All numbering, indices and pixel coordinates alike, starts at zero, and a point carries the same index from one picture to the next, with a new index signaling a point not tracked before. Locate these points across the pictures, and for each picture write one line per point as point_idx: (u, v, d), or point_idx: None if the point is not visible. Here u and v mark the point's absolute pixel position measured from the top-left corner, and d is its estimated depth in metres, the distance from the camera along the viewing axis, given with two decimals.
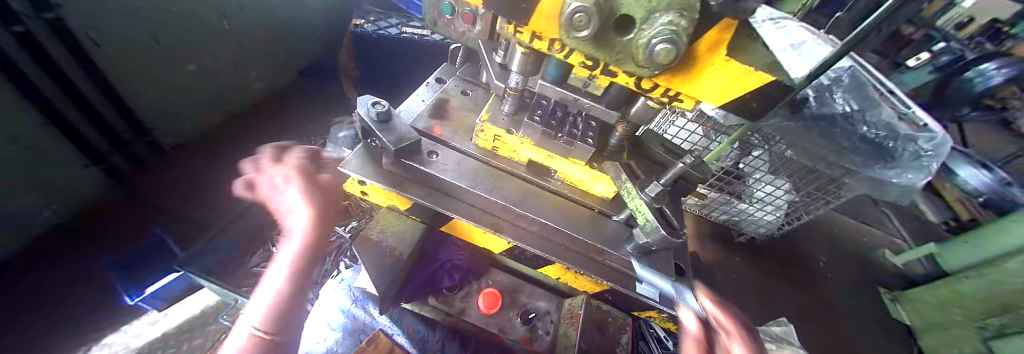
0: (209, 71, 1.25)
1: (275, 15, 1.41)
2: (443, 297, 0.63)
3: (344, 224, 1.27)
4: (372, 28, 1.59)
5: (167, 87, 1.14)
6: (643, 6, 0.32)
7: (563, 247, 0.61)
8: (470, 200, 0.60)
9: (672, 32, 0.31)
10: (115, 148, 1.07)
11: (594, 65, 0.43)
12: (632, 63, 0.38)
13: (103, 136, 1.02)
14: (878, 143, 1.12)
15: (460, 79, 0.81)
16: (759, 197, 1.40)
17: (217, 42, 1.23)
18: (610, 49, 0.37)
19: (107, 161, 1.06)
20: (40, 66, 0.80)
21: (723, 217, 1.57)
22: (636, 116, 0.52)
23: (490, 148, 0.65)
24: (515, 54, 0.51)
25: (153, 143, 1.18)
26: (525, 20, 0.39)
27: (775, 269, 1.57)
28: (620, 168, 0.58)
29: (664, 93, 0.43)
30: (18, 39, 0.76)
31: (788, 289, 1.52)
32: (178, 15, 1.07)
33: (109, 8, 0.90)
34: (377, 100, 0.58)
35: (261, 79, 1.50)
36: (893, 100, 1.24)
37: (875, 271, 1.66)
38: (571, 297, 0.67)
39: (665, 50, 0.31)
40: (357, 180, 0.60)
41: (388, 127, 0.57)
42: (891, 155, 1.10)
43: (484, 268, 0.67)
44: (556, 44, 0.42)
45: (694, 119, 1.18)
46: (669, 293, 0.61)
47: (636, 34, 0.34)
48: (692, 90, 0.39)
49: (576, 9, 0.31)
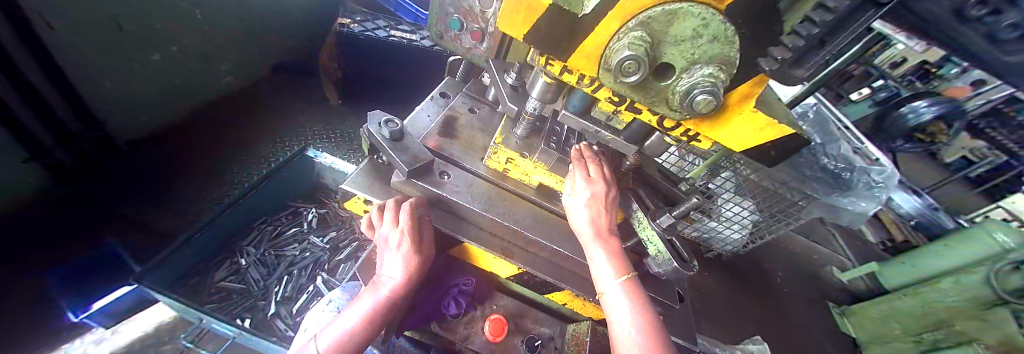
0: (176, 62, 1.15)
1: (251, 7, 1.32)
2: (447, 323, 0.60)
3: (323, 235, 1.20)
4: (360, 28, 1.53)
5: (127, 77, 1.03)
6: (685, 57, 0.34)
7: (571, 273, 0.61)
8: (482, 224, 0.59)
9: (712, 85, 0.32)
10: (60, 143, 0.98)
11: (621, 102, 0.45)
12: (664, 106, 0.39)
13: (47, 127, 0.94)
14: (836, 174, 1.24)
15: (466, 95, 0.80)
16: (728, 217, 1.47)
17: (187, 31, 1.13)
18: (646, 92, 0.38)
19: (51, 156, 0.97)
20: None
21: (694, 233, 1.66)
22: (651, 150, 0.54)
23: (501, 170, 0.64)
24: (539, 81, 0.51)
25: (104, 137, 1.08)
26: (563, 55, 0.40)
27: (741, 285, 1.67)
28: (631, 197, 0.60)
29: (685, 134, 0.45)
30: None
31: (753, 304, 1.62)
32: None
33: None
34: (391, 117, 0.56)
35: (231, 72, 1.39)
36: (850, 136, 1.38)
37: (826, 287, 1.82)
38: (574, 322, 0.66)
39: (704, 101, 0.33)
40: (363, 199, 0.57)
41: (401, 146, 0.55)
42: (847, 185, 1.23)
43: (489, 291, 0.66)
44: (588, 80, 0.43)
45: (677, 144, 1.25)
46: (671, 319, 0.63)
47: (675, 80, 0.36)
48: (716, 134, 0.41)
49: (627, 57, 0.32)
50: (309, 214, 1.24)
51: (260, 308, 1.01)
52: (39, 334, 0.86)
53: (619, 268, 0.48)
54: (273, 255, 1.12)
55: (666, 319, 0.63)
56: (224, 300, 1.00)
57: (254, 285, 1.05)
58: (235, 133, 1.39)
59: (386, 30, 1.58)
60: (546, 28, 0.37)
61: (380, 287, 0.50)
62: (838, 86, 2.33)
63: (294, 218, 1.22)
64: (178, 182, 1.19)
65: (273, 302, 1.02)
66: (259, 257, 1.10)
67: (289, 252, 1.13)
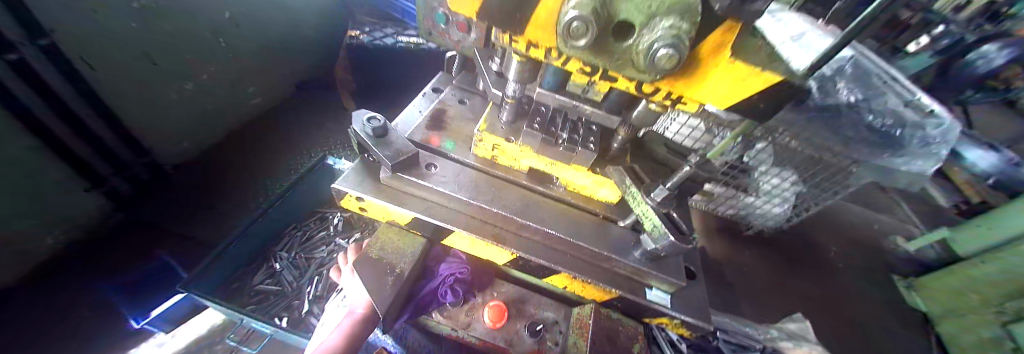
0: (207, 89, 1.26)
1: (270, 31, 1.41)
2: (448, 312, 0.62)
3: (348, 237, 1.26)
4: (368, 38, 1.59)
5: (167, 107, 1.15)
6: (642, 10, 0.31)
7: (569, 256, 0.59)
8: (472, 212, 0.59)
9: (672, 33, 0.29)
10: (116, 171, 1.09)
11: (592, 72, 0.42)
12: (631, 69, 0.37)
13: (105, 160, 1.05)
14: (884, 133, 1.09)
15: (457, 87, 0.80)
16: (766, 191, 1.37)
17: (212, 59, 1.23)
18: (610, 55, 0.36)
19: (108, 183, 1.08)
20: (33, 88, 0.81)
21: (730, 211, 1.57)
22: (639, 121, 0.51)
23: (489, 158, 0.64)
24: (513, 63, 0.49)
25: (153, 164, 1.19)
26: (520, 31, 0.38)
27: (785, 262, 1.54)
28: (624, 173, 0.57)
29: (667, 98, 0.42)
30: (8, 64, 0.76)
31: (800, 283, 1.49)
32: (169, 34, 1.06)
33: (104, 30, 0.90)
34: (373, 114, 0.58)
35: (258, 94, 1.50)
36: (898, 88, 1.22)
37: (889, 260, 1.62)
38: (580, 305, 0.65)
39: (666, 55, 0.29)
40: (356, 197, 0.58)
41: (384, 143, 0.56)
42: (900, 143, 1.07)
43: (489, 279, 0.66)
44: (553, 53, 0.41)
45: (695, 116, 1.16)
46: (679, 296, 0.59)
47: (637, 38, 0.33)
48: (696, 94, 0.38)
49: (573, 18, 0.29)
50: (334, 218, 1.31)
51: (296, 306, 1.09)
52: (96, 339, 0.98)
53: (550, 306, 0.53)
54: (304, 258, 1.20)
55: (674, 298, 0.59)
56: (262, 301, 1.09)
57: (289, 286, 1.12)
58: (264, 152, 1.51)
59: (394, 37, 1.63)
60: (495, 6, 0.35)
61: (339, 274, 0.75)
62: None
63: (320, 223, 1.31)
64: (219, 199, 1.32)
65: (307, 300, 1.09)
66: (291, 261, 1.18)
67: (317, 254, 1.21)
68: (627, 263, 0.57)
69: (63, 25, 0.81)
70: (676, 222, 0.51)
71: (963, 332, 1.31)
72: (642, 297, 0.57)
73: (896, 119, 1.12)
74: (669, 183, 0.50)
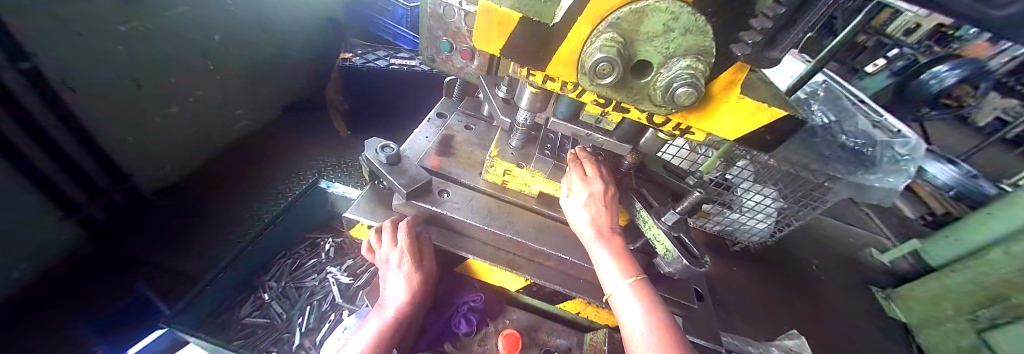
0: (195, 112, 1.23)
1: (263, 45, 1.42)
2: (459, 341, 0.59)
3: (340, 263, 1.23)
4: (360, 61, 1.64)
5: (155, 134, 1.12)
6: (661, 52, 0.34)
7: (581, 281, 0.59)
8: (484, 238, 0.58)
9: (614, 50, 0.32)
10: (93, 198, 1.02)
11: (606, 104, 0.45)
12: (648, 103, 0.39)
13: (80, 186, 0.98)
14: (857, 150, 1.22)
15: (462, 112, 0.81)
16: (749, 207, 1.46)
17: (201, 83, 1.21)
18: (627, 91, 0.38)
19: (84, 210, 1.01)
20: (10, 115, 0.77)
21: (717, 227, 1.64)
22: (646, 147, 0.53)
23: (499, 183, 0.64)
24: (525, 91, 0.51)
25: (133, 190, 1.13)
26: (541, 66, 0.41)
27: (777, 277, 1.64)
28: (632, 196, 0.58)
29: (676, 129, 0.45)
30: None
31: (790, 296, 1.58)
32: (165, 59, 1.06)
33: (90, 59, 0.87)
34: (386, 143, 0.58)
35: (246, 117, 1.49)
36: (867, 109, 1.36)
37: (865, 271, 1.78)
38: (592, 331, 0.64)
39: (686, 92, 0.32)
40: (367, 225, 0.58)
41: (399, 170, 0.56)
42: (872, 160, 1.19)
43: (501, 305, 0.65)
44: (570, 87, 0.44)
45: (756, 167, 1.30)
46: (690, 318, 0.59)
47: (655, 76, 0.35)
48: (706, 127, 0.40)
49: (600, 59, 0.32)
50: (326, 244, 1.27)
51: (285, 340, 1.03)
52: None
53: (506, 346, 0.58)
54: (294, 287, 1.16)
55: (688, 319, 0.59)
56: (250, 335, 1.03)
57: (278, 317, 1.08)
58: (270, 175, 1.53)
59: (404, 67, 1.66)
60: (523, 39, 0.38)
61: (386, 309, 0.51)
62: (853, 60, 2.44)
63: (311, 249, 1.27)
64: (196, 231, 1.27)
65: (299, 333, 1.04)
66: (279, 291, 1.13)
67: (309, 283, 1.16)
68: None
69: (48, 42, 0.77)
70: (687, 246, 0.52)
71: (945, 341, 1.44)
72: None
73: (865, 137, 1.25)
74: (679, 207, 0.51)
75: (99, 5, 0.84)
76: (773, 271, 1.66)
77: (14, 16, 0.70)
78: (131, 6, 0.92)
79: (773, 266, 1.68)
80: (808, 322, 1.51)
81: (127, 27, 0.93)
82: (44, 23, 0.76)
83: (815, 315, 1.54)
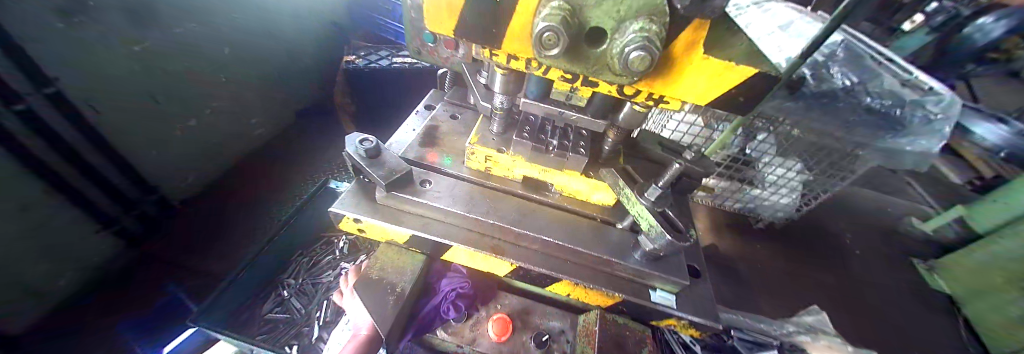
0: (211, 123, 1.30)
1: (270, 54, 1.48)
2: (451, 327, 0.61)
3: (353, 259, 1.28)
4: (364, 62, 1.68)
5: (176, 147, 1.20)
6: (612, 16, 0.32)
7: (569, 263, 0.58)
8: (468, 225, 0.58)
9: (559, 18, 0.30)
10: (127, 209, 1.12)
11: (574, 79, 0.43)
12: (609, 73, 0.37)
13: (112, 199, 1.06)
14: (885, 112, 1.10)
15: (448, 103, 0.81)
16: (772, 182, 1.41)
17: (214, 95, 1.28)
18: (585, 62, 0.36)
19: (119, 222, 1.11)
20: (42, 137, 0.85)
21: (738, 205, 1.57)
22: (625, 123, 0.51)
23: (483, 169, 0.64)
24: (496, 77, 0.51)
25: (161, 200, 1.22)
26: (497, 45, 0.39)
27: (806, 254, 1.55)
28: (616, 174, 0.56)
29: (648, 99, 0.42)
30: (18, 114, 0.79)
31: (818, 273, 1.50)
32: (178, 74, 1.12)
33: (106, 79, 0.94)
34: (366, 136, 0.58)
35: (261, 125, 1.55)
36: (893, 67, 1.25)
37: (904, 244, 1.66)
38: (585, 313, 0.63)
39: (638, 56, 0.30)
40: (353, 219, 0.58)
41: (377, 162, 0.57)
42: (902, 123, 1.07)
43: (493, 290, 0.66)
44: (534, 63, 0.42)
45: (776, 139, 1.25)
46: (685, 297, 0.57)
47: (609, 43, 0.34)
48: (676, 93, 0.38)
49: (544, 27, 0.30)
50: (340, 242, 1.33)
51: (305, 333, 1.08)
52: None
53: (496, 331, 0.59)
54: (312, 283, 1.22)
55: (681, 297, 0.57)
56: (272, 330, 1.09)
57: (297, 314, 1.13)
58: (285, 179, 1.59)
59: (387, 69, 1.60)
60: (473, 20, 0.37)
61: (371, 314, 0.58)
62: None
63: (327, 247, 1.33)
64: (220, 234, 1.34)
65: (316, 326, 1.09)
66: (298, 287, 1.19)
67: (325, 279, 1.22)
68: (628, 266, 0.56)
69: (68, 66, 0.84)
70: (672, 221, 0.51)
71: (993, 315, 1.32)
72: (646, 300, 0.55)
73: (893, 97, 1.13)
74: (662, 181, 0.49)
75: (106, 25, 0.89)
76: (801, 247, 1.58)
77: (35, 45, 0.77)
78: (140, 26, 0.97)
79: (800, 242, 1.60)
80: (839, 298, 1.42)
81: (138, 46, 0.98)
82: (61, 48, 0.82)
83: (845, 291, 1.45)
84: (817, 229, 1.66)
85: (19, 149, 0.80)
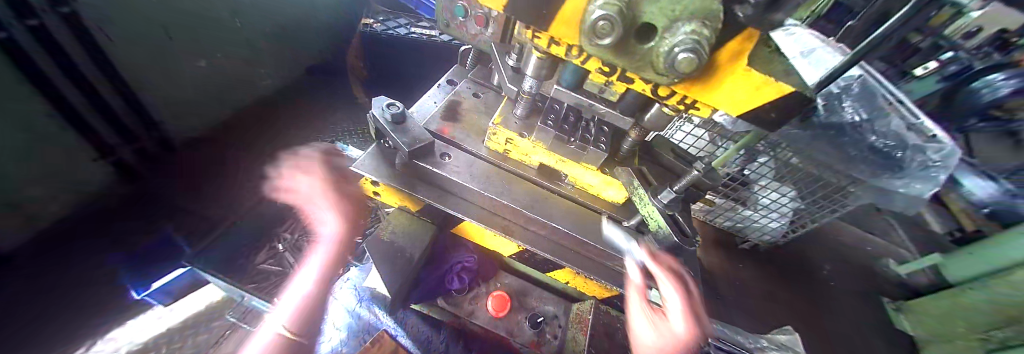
0: (219, 67, 1.27)
1: (287, 6, 1.43)
2: (453, 298, 0.63)
3: None
4: (382, 28, 1.66)
5: (187, 86, 1.19)
6: (667, 15, 0.32)
7: (574, 252, 0.60)
8: (481, 203, 0.60)
9: (615, 8, 0.30)
10: (126, 142, 1.11)
11: (611, 72, 0.44)
12: (650, 71, 0.38)
13: (116, 131, 1.06)
14: (887, 153, 1.15)
15: (471, 81, 0.81)
16: (764, 205, 1.44)
17: (228, 39, 1.25)
18: (630, 56, 0.37)
19: (116, 154, 1.09)
20: (54, 58, 0.83)
21: (727, 222, 1.62)
22: (650, 124, 0.52)
23: (501, 151, 0.66)
24: (532, 59, 0.51)
25: (162, 137, 1.22)
26: (544, 27, 0.40)
27: (781, 275, 1.62)
28: (631, 173, 0.58)
29: (681, 101, 0.43)
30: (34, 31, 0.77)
31: (793, 295, 1.57)
32: (196, 13, 1.10)
33: (124, 7, 0.91)
34: (394, 101, 0.59)
35: (269, 75, 1.53)
36: (903, 111, 1.26)
37: (880, 282, 1.73)
38: (580, 301, 0.66)
39: (687, 58, 0.31)
40: (370, 181, 0.59)
41: (402, 129, 0.57)
42: (901, 164, 1.13)
43: (494, 269, 0.68)
44: (575, 51, 0.43)
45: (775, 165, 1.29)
46: None
47: (658, 41, 0.34)
48: (712, 99, 0.39)
49: (600, 16, 0.31)
50: None
51: None
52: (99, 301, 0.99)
53: (495, 309, 0.61)
54: None
55: None
56: None
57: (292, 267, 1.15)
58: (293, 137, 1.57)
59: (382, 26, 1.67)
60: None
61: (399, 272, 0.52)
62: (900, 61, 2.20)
63: None
64: (225, 180, 1.33)
65: None
66: (294, 243, 1.20)
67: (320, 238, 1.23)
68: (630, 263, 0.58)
69: None
70: (679, 224, 0.53)
71: None
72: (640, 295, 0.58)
73: (897, 139, 1.16)
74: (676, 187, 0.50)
75: None
76: (785, 268, 1.65)
77: None
78: None
79: (781, 263, 1.67)
80: (809, 322, 1.50)
81: None
82: None
83: (815, 317, 1.52)
84: (799, 255, 1.72)
85: (33, 68, 0.79)
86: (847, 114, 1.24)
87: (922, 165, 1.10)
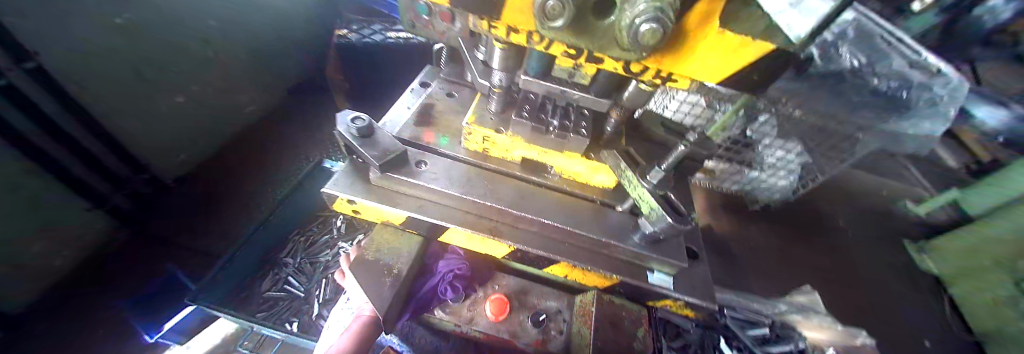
0: (198, 100, 1.25)
1: (259, 29, 1.41)
2: (449, 307, 0.62)
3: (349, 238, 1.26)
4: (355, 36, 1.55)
5: (170, 123, 1.17)
6: None
7: (569, 245, 0.58)
8: (465, 208, 0.57)
9: None
10: (116, 188, 1.10)
11: (577, 54, 0.40)
12: (616, 48, 0.34)
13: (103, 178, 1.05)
14: (893, 95, 1.13)
15: (445, 81, 0.78)
16: (770, 164, 1.33)
17: (203, 71, 1.23)
18: (591, 35, 0.34)
19: (110, 201, 1.10)
20: (22, 113, 0.82)
21: (734, 187, 1.54)
22: (631, 101, 0.48)
23: (480, 151, 0.64)
24: (495, 51, 0.48)
25: (153, 179, 1.21)
26: (496, 16, 0.37)
27: (794, 232, 1.57)
28: (618, 157, 0.55)
29: (656, 76, 0.40)
30: None
31: (809, 252, 1.52)
32: (165, 48, 1.08)
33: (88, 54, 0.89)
34: (358, 115, 0.56)
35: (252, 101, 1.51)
36: (903, 49, 1.21)
37: (897, 226, 1.68)
38: (582, 293, 0.65)
39: (650, 28, 0.27)
40: (347, 200, 0.57)
41: (370, 142, 0.55)
42: (908, 105, 1.12)
43: (490, 272, 0.67)
44: (535, 37, 0.39)
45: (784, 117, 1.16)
46: (683, 276, 0.59)
47: (619, 14, 0.30)
48: (686, 69, 0.36)
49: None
50: (336, 220, 1.31)
51: (305, 311, 1.07)
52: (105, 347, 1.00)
53: (494, 312, 0.60)
54: (309, 262, 1.20)
55: (680, 279, 0.58)
56: (272, 307, 1.08)
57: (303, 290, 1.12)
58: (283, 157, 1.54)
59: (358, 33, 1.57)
60: None
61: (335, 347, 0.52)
62: None
63: (322, 226, 1.30)
64: (220, 212, 1.31)
65: (317, 304, 1.08)
66: (298, 267, 1.18)
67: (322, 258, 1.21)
68: (627, 248, 0.56)
69: (52, 37, 0.81)
70: (672, 204, 0.50)
71: (977, 291, 1.35)
72: (644, 281, 0.56)
73: (900, 78, 1.15)
74: (663, 165, 0.48)
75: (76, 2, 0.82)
76: (800, 224, 1.61)
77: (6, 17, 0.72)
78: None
79: (792, 220, 1.62)
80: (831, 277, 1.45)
81: (120, 19, 0.93)
82: (41, 20, 0.77)
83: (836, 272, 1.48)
84: (811, 209, 1.67)
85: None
86: (848, 59, 1.18)
87: (933, 105, 1.09)
